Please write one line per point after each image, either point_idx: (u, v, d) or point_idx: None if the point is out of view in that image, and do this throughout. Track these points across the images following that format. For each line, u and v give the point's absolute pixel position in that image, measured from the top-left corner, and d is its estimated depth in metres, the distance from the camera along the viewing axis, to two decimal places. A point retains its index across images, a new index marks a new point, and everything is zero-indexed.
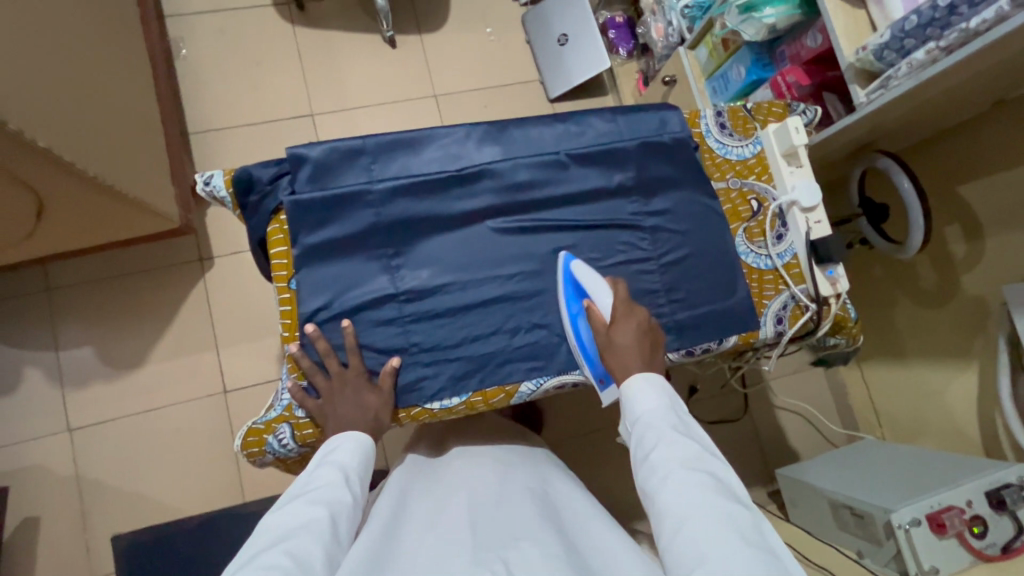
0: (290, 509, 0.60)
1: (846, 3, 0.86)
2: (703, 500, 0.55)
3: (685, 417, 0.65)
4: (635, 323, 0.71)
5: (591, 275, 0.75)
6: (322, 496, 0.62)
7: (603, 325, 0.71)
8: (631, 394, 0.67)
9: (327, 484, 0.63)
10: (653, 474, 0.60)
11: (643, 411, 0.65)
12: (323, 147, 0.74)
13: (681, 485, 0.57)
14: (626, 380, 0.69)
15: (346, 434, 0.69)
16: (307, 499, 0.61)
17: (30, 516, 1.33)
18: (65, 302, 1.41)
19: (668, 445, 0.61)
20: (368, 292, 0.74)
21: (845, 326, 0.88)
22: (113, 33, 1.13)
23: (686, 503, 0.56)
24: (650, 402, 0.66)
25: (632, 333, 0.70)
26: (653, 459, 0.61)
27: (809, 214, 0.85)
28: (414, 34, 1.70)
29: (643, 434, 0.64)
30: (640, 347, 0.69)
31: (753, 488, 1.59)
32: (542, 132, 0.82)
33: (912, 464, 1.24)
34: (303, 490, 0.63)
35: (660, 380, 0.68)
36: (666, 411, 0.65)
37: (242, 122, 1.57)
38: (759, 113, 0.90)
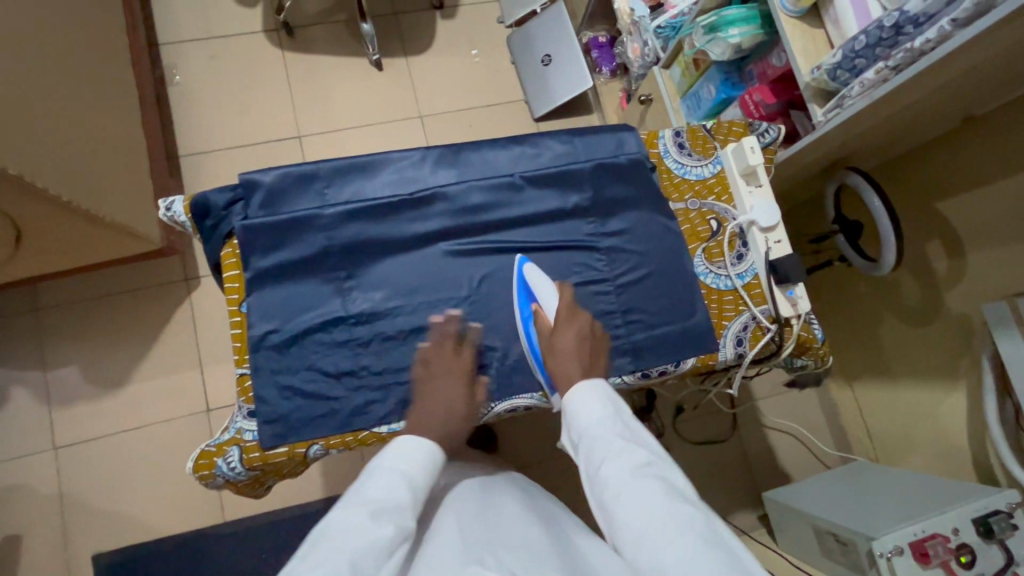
0: (353, 522, 0.55)
1: (803, 23, 0.86)
2: (658, 509, 0.54)
3: (632, 423, 0.65)
4: (574, 330, 0.73)
5: (540, 281, 0.77)
6: (386, 509, 0.58)
7: (547, 328, 0.74)
8: (574, 407, 0.66)
9: (394, 501, 0.59)
10: (605, 488, 0.59)
11: (586, 423, 0.64)
12: (276, 173, 0.76)
13: (632, 497, 0.56)
14: (569, 392, 0.68)
15: (418, 440, 0.66)
16: (373, 514, 0.56)
17: (13, 534, 1.35)
18: (54, 322, 1.45)
19: (615, 455, 0.60)
20: (318, 314, 0.75)
21: (811, 347, 0.86)
22: (94, 62, 1.17)
23: (638, 513, 0.54)
24: (594, 413, 0.65)
25: (573, 338, 0.72)
26: (603, 473, 0.60)
27: (768, 234, 0.84)
28: (400, 57, 1.74)
29: (590, 445, 0.63)
30: (578, 349, 0.71)
31: (742, 510, 1.55)
32: (498, 155, 0.83)
33: (899, 489, 1.20)
34: (364, 501, 0.58)
35: (603, 386, 0.68)
36: (610, 421, 0.64)
37: (230, 144, 1.61)
38: (719, 132, 0.89)
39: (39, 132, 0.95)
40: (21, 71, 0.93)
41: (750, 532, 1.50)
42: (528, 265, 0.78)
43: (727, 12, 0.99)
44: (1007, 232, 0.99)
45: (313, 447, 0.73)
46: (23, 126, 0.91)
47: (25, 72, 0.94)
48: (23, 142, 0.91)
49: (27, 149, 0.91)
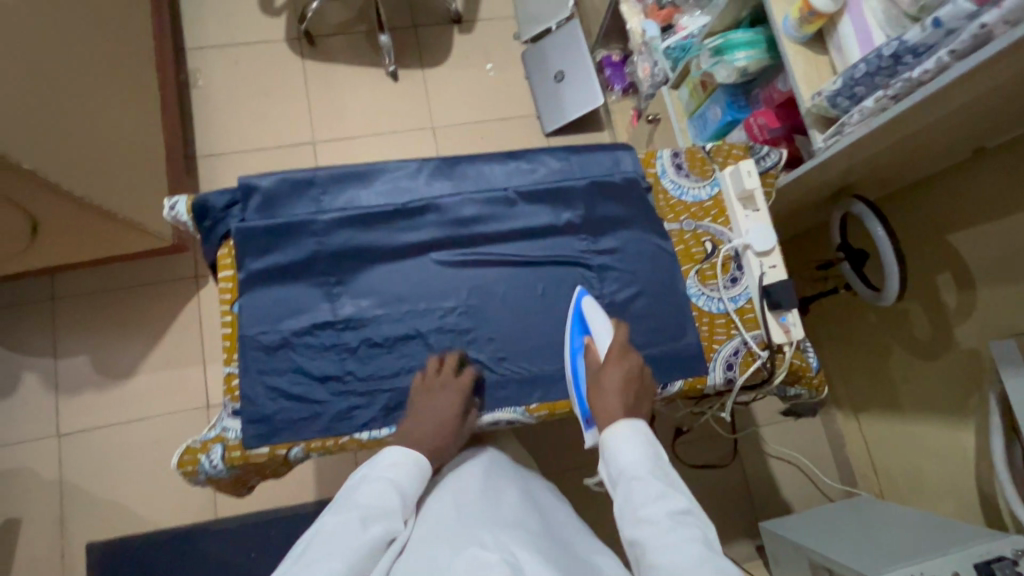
0: (340, 525, 0.60)
1: (806, 49, 0.86)
2: (699, 566, 0.53)
3: (669, 470, 0.63)
4: (625, 366, 0.69)
5: (598, 313, 0.76)
6: (374, 514, 0.62)
7: (597, 363, 0.71)
8: (614, 445, 0.64)
9: (383, 504, 0.63)
10: (642, 536, 0.57)
11: (626, 464, 0.62)
12: (273, 178, 0.77)
13: (677, 545, 0.55)
14: (609, 428, 0.65)
15: (403, 450, 0.68)
16: (362, 518, 0.61)
17: (12, 518, 1.38)
18: (68, 312, 1.49)
19: (656, 504, 0.58)
20: (308, 317, 0.76)
21: (804, 376, 0.84)
22: (119, 66, 1.21)
23: (679, 567, 0.53)
24: (635, 455, 0.63)
25: (619, 379, 0.67)
26: (641, 519, 0.58)
27: (763, 259, 0.83)
28: (416, 68, 1.77)
29: (632, 486, 0.60)
30: (624, 391, 0.67)
31: (738, 540, 1.51)
32: (493, 169, 0.84)
33: (891, 527, 1.17)
34: (355, 504, 0.63)
35: (644, 427, 0.65)
36: (651, 467, 0.62)
37: (246, 147, 1.65)
38: (719, 154, 0.89)
39: (60, 131, 0.99)
40: (47, 69, 0.97)
41: (745, 561, 1.47)
42: (587, 299, 0.78)
43: (733, 36, 0.99)
44: (1017, 268, 0.97)
45: (294, 449, 0.74)
46: (43, 122, 0.95)
47: (51, 73, 0.99)
48: (45, 139, 0.95)
49: (47, 146, 0.95)
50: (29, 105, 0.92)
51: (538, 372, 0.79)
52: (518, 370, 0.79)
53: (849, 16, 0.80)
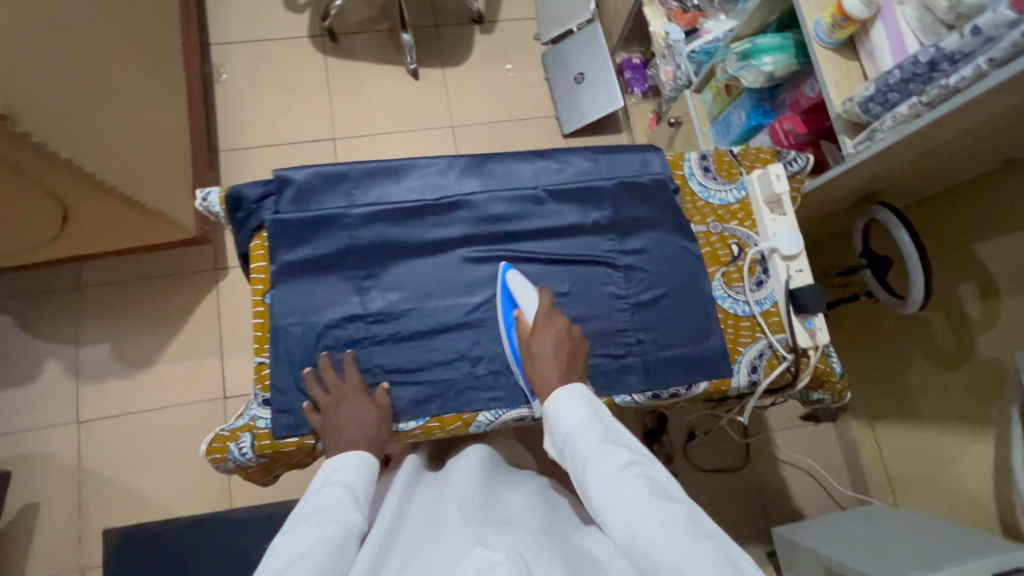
0: (300, 532, 0.57)
1: (838, 54, 0.86)
2: (646, 508, 0.54)
3: (611, 424, 0.64)
4: (553, 333, 0.72)
5: (522, 284, 0.77)
6: (331, 514, 0.60)
7: (526, 333, 0.73)
8: (553, 413, 0.66)
9: (336, 505, 0.61)
10: (593, 493, 0.58)
11: (568, 428, 0.64)
12: (307, 171, 0.78)
13: (620, 496, 0.55)
14: (548, 400, 0.67)
15: (348, 453, 0.69)
16: (316, 520, 0.58)
17: (31, 502, 1.39)
18: (90, 300, 1.51)
19: (598, 458, 0.59)
20: (338, 310, 0.77)
21: (828, 381, 0.84)
22: (152, 60, 1.23)
23: (628, 513, 0.54)
24: (573, 419, 0.64)
25: (550, 342, 0.71)
26: (587, 478, 0.59)
27: (790, 263, 0.83)
28: (437, 67, 1.79)
29: (573, 449, 0.62)
30: (556, 354, 0.70)
31: (748, 545, 1.51)
32: (522, 168, 0.85)
33: (902, 536, 1.17)
34: (309, 513, 0.60)
35: (579, 388, 0.67)
36: (590, 424, 0.63)
37: (268, 142, 1.67)
38: (746, 158, 0.89)
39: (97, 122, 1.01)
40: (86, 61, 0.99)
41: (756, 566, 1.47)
42: (513, 274, 0.78)
43: (761, 40, 1.00)
44: None
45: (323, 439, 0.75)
46: None
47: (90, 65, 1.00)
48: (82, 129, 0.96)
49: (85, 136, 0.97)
50: None
51: None
52: None
53: (883, 22, 0.80)
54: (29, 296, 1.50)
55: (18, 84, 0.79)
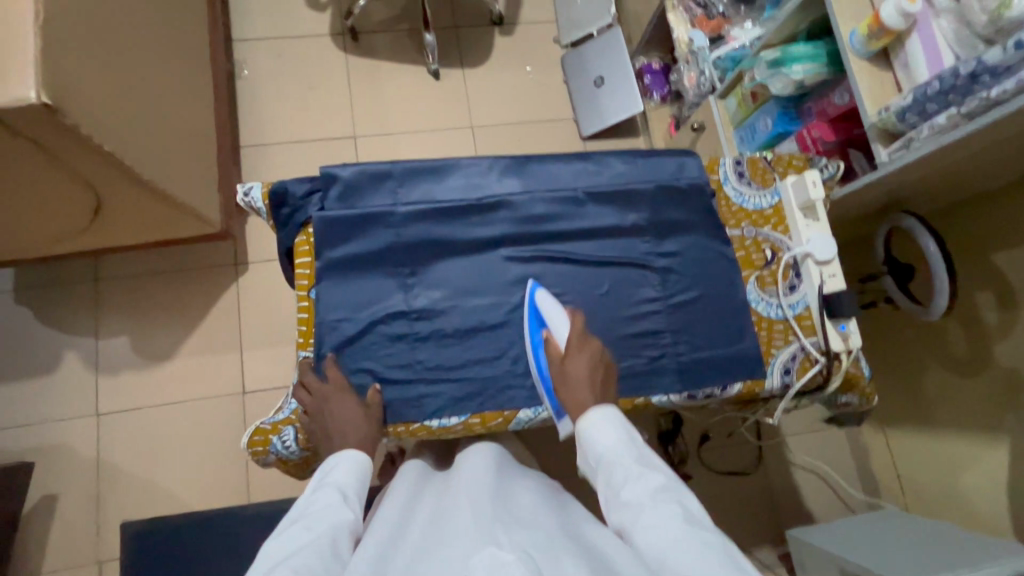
0: (290, 534, 0.57)
1: (872, 64, 0.88)
2: (679, 528, 0.52)
3: (647, 450, 0.64)
4: (586, 357, 0.72)
5: (552, 306, 0.78)
6: (321, 516, 0.59)
7: (557, 355, 0.72)
8: (588, 432, 0.66)
9: (327, 505, 0.61)
10: (624, 511, 0.57)
11: (603, 446, 0.63)
12: (353, 169, 0.79)
13: (651, 519, 0.54)
14: (582, 418, 0.67)
15: (336, 453, 0.69)
16: (305, 521, 0.58)
17: (48, 494, 1.39)
18: (110, 294, 1.51)
19: (634, 478, 0.59)
20: (381, 306, 0.78)
21: (857, 385, 0.86)
22: (184, 55, 1.23)
23: (661, 531, 0.53)
24: (608, 438, 0.64)
25: (585, 367, 0.71)
26: (620, 495, 0.58)
27: (823, 268, 0.84)
28: (457, 68, 1.80)
29: (608, 470, 0.61)
30: (591, 378, 0.70)
31: (760, 547, 1.52)
32: (561, 170, 0.86)
33: (917, 539, 1.19)
34: (300, 515, 0.60)
35: (615, 411, 0.67)
36: (626, 446, 0.63)
37: (289, 139, 1.68)
38: (779, 164, 0.91)
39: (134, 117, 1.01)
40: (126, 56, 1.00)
41: (768, 569, 1.48)
42: (540, 292, 0.79)
43: (791, 49, 1.02)
44: None
45: None
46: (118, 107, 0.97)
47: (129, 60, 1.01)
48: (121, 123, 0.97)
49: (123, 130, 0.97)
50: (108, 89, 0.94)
51: None
52: None
53: (918, 34, 0.82)
54: (50, 288, 1.50)
55: (66, 77, 0.79)
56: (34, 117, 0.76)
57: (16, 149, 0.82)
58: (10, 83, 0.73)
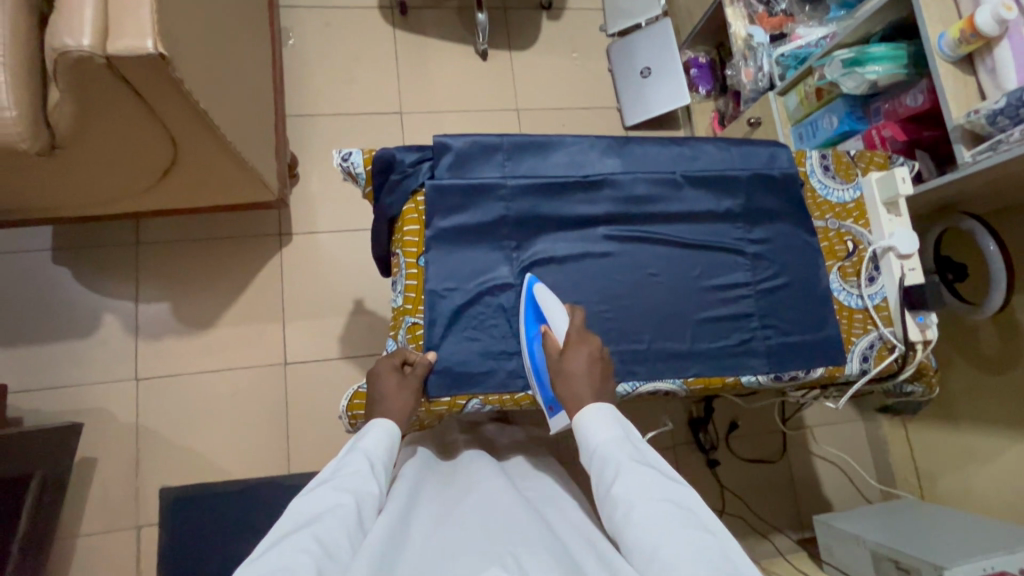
0: (317, 494, 0.59)
1: (957, 68, 0.91)
2: (673, 528, 0.52)
3: (643, 446, 0.63)
4: (586, 353, 0.70)
5: (553, 301, 0.75)
6: (346, 484, 0.61)
7: (556, 350, 0.71)
8: (583, 425, 0.64)
9: (354, 474, 0.63)
10: (617, 509, 0.56)
11: (599, 441, 0.62)
12: (465, 140, 0.81)
13: (646, 518, 0.54)
14: (580, 413, 0.66)
15: (375, 422, 0.70)
16: (333, 485, 0.60)
17: (86, 457, 1.37)
18: (150, 258, 1.49)
19: (629, 475, 0.58)
20: (490, 277, 0.80)
21: (926, 373, 0.90)
22: (253, 14, 1.21)
23: (654, 533, 0.52)
24: (604, 433, 0.62)
25: (583, 362, 0.69)
26: (613, 492, 0.57)
27: (904, 262, 0.88)
28: (505, 50, 1.79)
29: (601, 465, 0.60)
30: (589, 374, 0.68)
31: (782, 532, 1.58)
32: (659, 152, 0.88)
33: (941, 524, 1.25)
34: (328, 477, 0.62)
35: (610, 407, 0.66)
36: (622, 442, 0.62)
37: (335, 111, 1.66)
38: (861, 160, 0.94)
39: (227, 78, 1.00)
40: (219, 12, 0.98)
41: (789, 553, 1.54)
42: (539, 287, 0.78)
43: (873, 49, 1.05)
44: None
45: (473, 401, 0.78)
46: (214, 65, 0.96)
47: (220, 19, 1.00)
48: (219, 82, 0.96)
49: (219, 90, 0.96)
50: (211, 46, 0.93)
51: (692, 349, 0.83)
52: (673, 343, 0.82)
53: (1008, 41, 0.85)
54: (88, 249, 1.47)
55: (177, 33, 0.78)
56: (147, 68, 0.75)
57: (117, 99, 0.81)
58: (129, 29, 0.71)
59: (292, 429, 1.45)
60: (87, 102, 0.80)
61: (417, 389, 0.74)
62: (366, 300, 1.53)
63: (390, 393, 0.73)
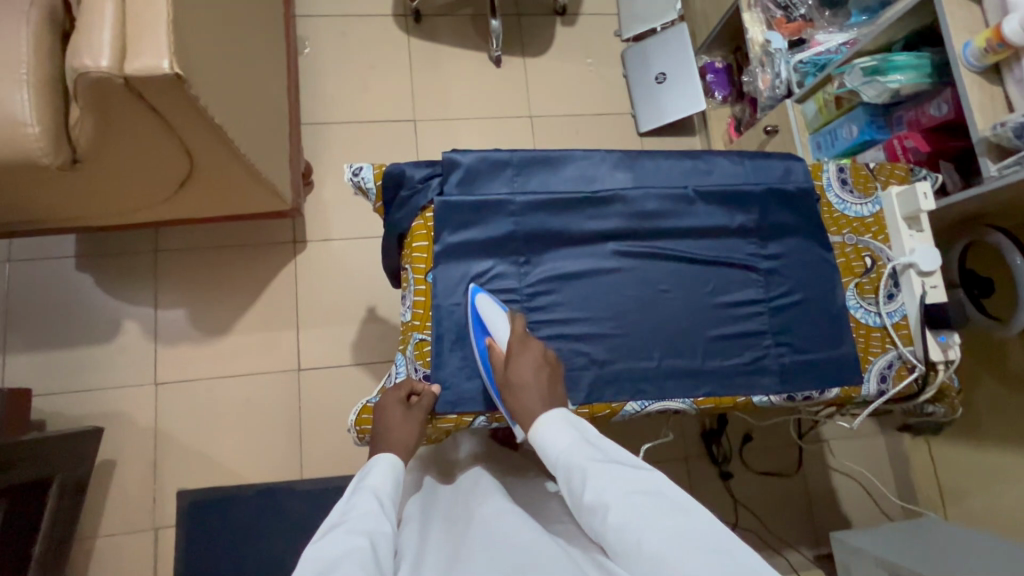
0: (329, 540, 0.57)
1: (983, 78, 0.88)
2: (651, 522, 0.53)
3: (602, 443, 0.62)
4: (531, 358, 0.70)
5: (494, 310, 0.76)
6: (357, 524, 0.59)
7: (501, 359, 0.72)
8: (539, 438, 0.64)
9: (366, 513, 0.61)
10: (593, 514, 0.56)
11: (557, 453, 0.62)
12: (474, 155, 0.81)
13: (621, 518, 0.54)
14: (534, 425, 0.65)
15: (376, 458, 0.69)
16: (345, 528, 0.58)
17: (107, 459, 1.41)
18: (169, 265, 1.52)
19: (595, 478, 0.57)
20: (497, 292, 0.80)
21: (947, 395, 0.88)
22: (269, 27, 1.22)
23: (634, 531, 0.53)
24: (561, 442, 0.62)
25: (529, 368, 0.69)
26: (585, 502, 0.57)
27: (925, 278, 0.85)
28: (519, 56, 1.78)
29: (566, 475, 0.60)
30: (536, 382, 0.68)
31: (797, 547, 1.55)
32: (670, 167, 0.86)
33: (962, 545, 1.22)
34: (341, 520, 0.60)
35: (563, 412, 0.65)
36: (581, 445, 0.61)
37: (349, 119, 1.67)
38: (882, 173, 0.91)
39: (243, 92, 1.02)
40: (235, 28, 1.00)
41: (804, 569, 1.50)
42: (482, 295, 0.77)
43: (895, 57, 1.01)
44: None
45: (480, 418, 0.78)
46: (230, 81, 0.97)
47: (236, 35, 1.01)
48: (234, 98, 0.97)
49: (235, 106, 0.97)
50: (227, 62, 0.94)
51: (702, 368, 0.81)
52: (684, 361, 0.81)
53: None
54: (111, 256, 1.51)
55: (193, 52, 0.80)
56: (163, 87, 0.76)
57: (136, 116, 0.83)
58: (145, 49, 0.73)
59: (305, 434, 1.46)
60: (108, 119, 0.82)
61: (424, 418, 0.74)
62: (378, 308, 1.54)
63: (395, 425, 0.72)
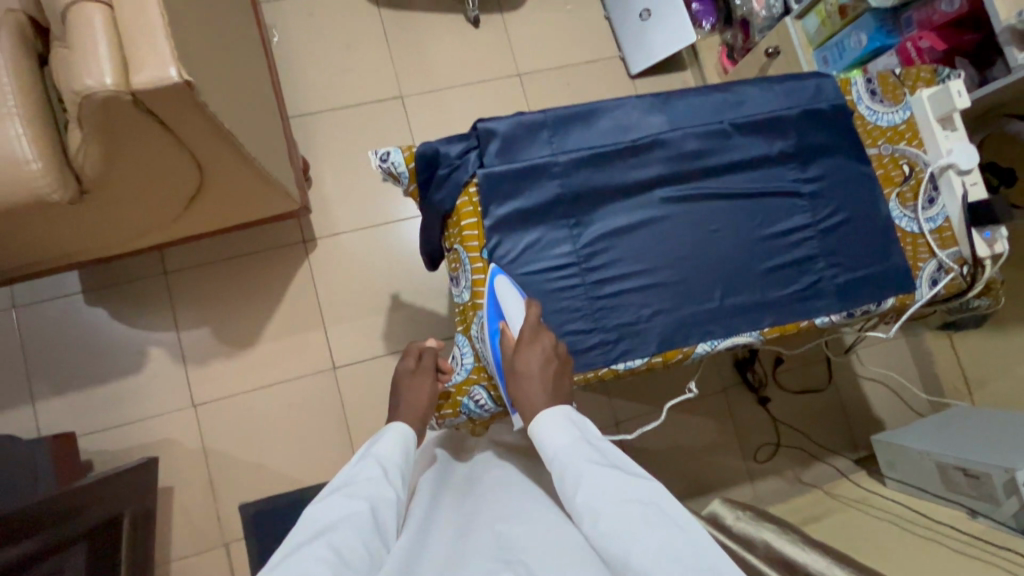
0: (331, 502, 0.61)
1: None
2: (641, 532, 0.49)
3: (601, 445, 0.61)
4: (539, 350, 0.70)
5: (512, 293, 0.75)
6: (358, 490, 0.63)
7: (511, 346, 0.71)
8: (540, 434, 0.63)
9: (371, 479, 0.66)
10: (583, 518, 0.54)
11: (554, 452, 0.61)
12: (509, 121, 0.78)
13: (611, 524, 0.51)
14: (535, 419, 0.65)
15: (387, 427, 0.75)
16: (348, 492, 0.63)
17: (162, 487, 1.41)
18: (181, 286, 1.47)
19: (589, 482, 0.55)
20: (554, 259, 0.79)
21: (993, 287, 0.90)
22: (242, 17, 1.15)
23: (622, 541, 0.49)
24: (559, 441, 0.61)
25: (537, 361, 0.69)
26: (578, 503, 0.55)
27: (964, 177, 0.86)
28: (497, 13, 1.71)
29: (561, 474, 0.59)
30: (543, 372, 0.68)
31: (837, 454, 1.62)
32: (702, 102, 0.84)
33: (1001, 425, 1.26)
34: (342, 486, 0.65)
35: (567, 410, 0.65)
36: (578, 446, 0.60)
37: (335, 105, 1.60)
38: (908, 78, 0.90)
39: (240, 91, 0.96)
40: (219, 22, 0.94)
41: (848, 473, 1.58)
42: (501, 277, 0.77)
43: None
44: None
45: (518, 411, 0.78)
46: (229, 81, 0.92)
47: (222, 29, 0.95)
48: (234, 99, 0.92)
49: (237, 108, 0.92)
50: (221, 60, 0.88)
51: (763, 299, 0.82)
52: (745, 296, 0.82)
53: None
54: (119, 286, 1.46)
55: (192, 55, 0.75)
56: (170, 98, 0.72)
57: (142, 133, 0.78)
58: (148, 61, 0.68)
59: (353, 429, 1.47)
60: (115, 138, 0.77)
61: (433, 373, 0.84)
62: (402, 294, 1.52)
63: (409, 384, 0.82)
